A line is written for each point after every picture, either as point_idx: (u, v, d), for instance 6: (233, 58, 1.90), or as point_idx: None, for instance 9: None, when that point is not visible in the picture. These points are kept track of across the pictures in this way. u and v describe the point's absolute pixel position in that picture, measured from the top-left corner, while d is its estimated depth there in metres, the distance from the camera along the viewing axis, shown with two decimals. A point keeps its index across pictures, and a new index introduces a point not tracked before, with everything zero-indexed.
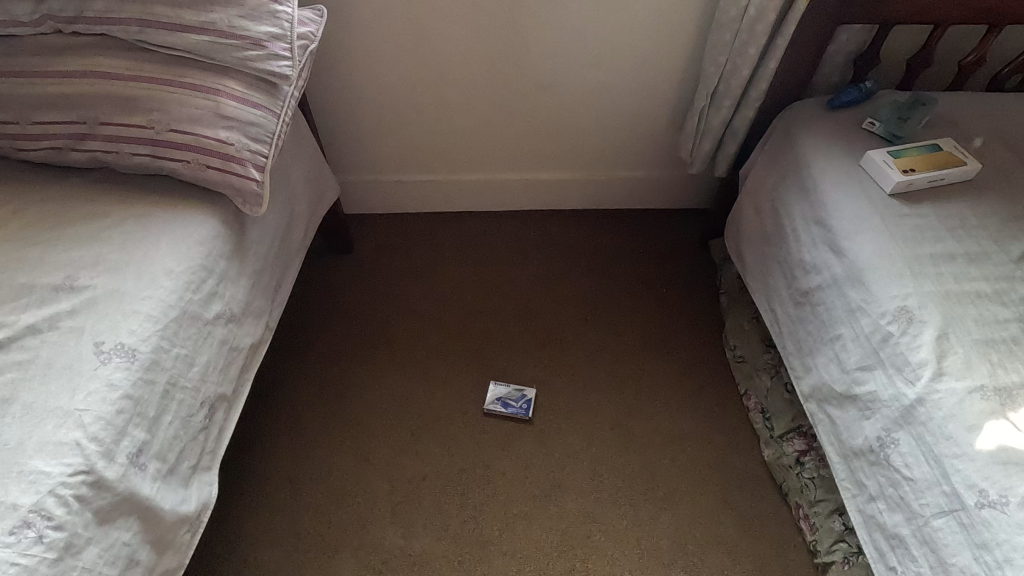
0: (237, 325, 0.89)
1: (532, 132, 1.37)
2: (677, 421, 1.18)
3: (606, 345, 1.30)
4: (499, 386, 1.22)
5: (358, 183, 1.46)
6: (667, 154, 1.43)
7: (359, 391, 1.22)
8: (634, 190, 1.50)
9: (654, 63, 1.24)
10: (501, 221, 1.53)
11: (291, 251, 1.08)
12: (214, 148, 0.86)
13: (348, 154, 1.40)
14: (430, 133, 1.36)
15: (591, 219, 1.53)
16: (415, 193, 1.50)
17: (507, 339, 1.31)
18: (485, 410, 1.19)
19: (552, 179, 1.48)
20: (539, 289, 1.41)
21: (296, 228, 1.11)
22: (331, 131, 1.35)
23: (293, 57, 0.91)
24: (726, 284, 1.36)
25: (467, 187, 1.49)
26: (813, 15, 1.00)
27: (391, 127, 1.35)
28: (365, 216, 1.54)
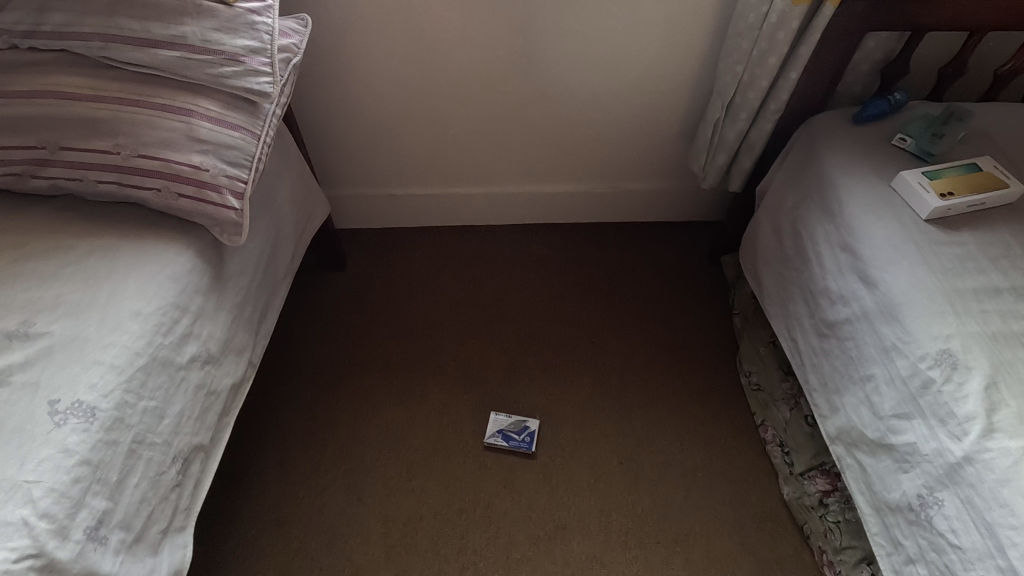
0: (214, 366, 0.82)
1: (534, 143, 1.30)
2: (690, 454, 1.11)
3: (613, 370, 1.23)
4: (500, 417, 1.15)
5: (351, 197, 1.38)
6: (677, 166, 1.35)
7: (352, 422, 1.15)
8: (641, 203, 1.43)
9: (664, 71, 1.16)
10: (501, 236, 1.46)
11: (276, 278, 1.01)
12: (187, 174, 0.78)
13: (340, 168, 1.32)
14: (427, 145, 1.29)
15: (596, 234, 1.46)
16: (411, 207, 1.42)
17: (509, 364, 1.24)
18: (485, 443, 1.12)
19: (555, 192, 1.40)
20: (542, 309, 1.33)
21: (283, 252, 1.03)
22: (320, 144, 1.27)
23: (273, 72, 0.83)
24: (739, 305, 1.28)
25: (465, 201, 1.41)
26: (840, 22, 0.92)
27: (384, 139, 1.27)
28: (358, 230, 1.46)
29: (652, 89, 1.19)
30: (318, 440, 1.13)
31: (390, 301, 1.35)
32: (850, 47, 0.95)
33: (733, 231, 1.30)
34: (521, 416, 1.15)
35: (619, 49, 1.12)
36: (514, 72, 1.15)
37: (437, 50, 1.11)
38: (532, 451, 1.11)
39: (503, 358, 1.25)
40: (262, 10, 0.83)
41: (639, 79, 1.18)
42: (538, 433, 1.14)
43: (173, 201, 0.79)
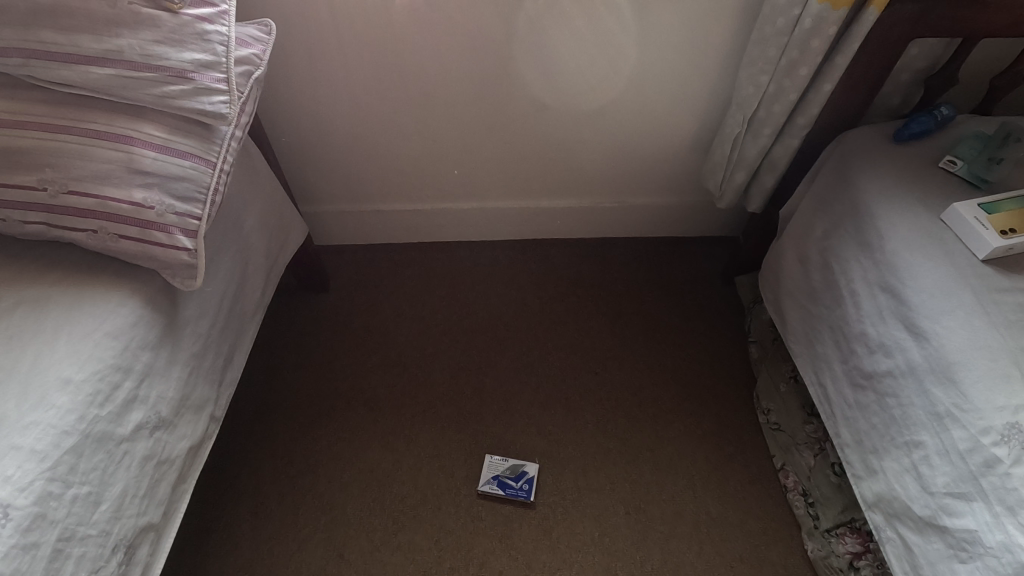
0: (167, 431, 0.71)
1: (532, 157, 1.18)
2: (703, 503, 1.02)
3: (618, 405, 1.13)
4: (496, 460, 1.05)
5: (333, 213, 1.27)
6: (689, 179, 1.24)
7: (335, 466, 1.06)
8: (648, 217, 1.32)
9: (677, 80, 1.04)
10: (496, 253, 1.35)
11: (244, 315, 0.90)
12: (127, 213, 0.68)
13: (320, 182, 1.21)
14: (414, 159, 1.17)
15: (598, 250, 1.35)
16: (398, 223, 1.31)
17: (505, 398, 1.14)
18: (480, 491, 1.02)
19: (555, 207, 1.29)
20: (542, 335, 1.23)
21: (252, 285, 0.93)
22: (297, 157, 1.16)
23: (230, 90, 0.72)
24: (756, 333, 1.18)
25: (457, 216, 1.30)
26: (883, 28, 0.81)
27: (366, 152, 1.15)
28: (342, 247, 1.35)
29: (663, 99, 1.07)
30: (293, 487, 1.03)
31: (376, 327, 1.24)
32: (892, 56, 0.84)
33: (748, 251, 1.19)
34: (519, 460, 1.06)
35: (626, 56, 1.00)
36: (508, 81, 1.03)
37: (423, 57, 0.99)
38: (531, 500, 1.01)
39: (499, 392, 1.15)
40: (215, 16, 0.71)
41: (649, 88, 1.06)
42: (537, 479, 1.04)
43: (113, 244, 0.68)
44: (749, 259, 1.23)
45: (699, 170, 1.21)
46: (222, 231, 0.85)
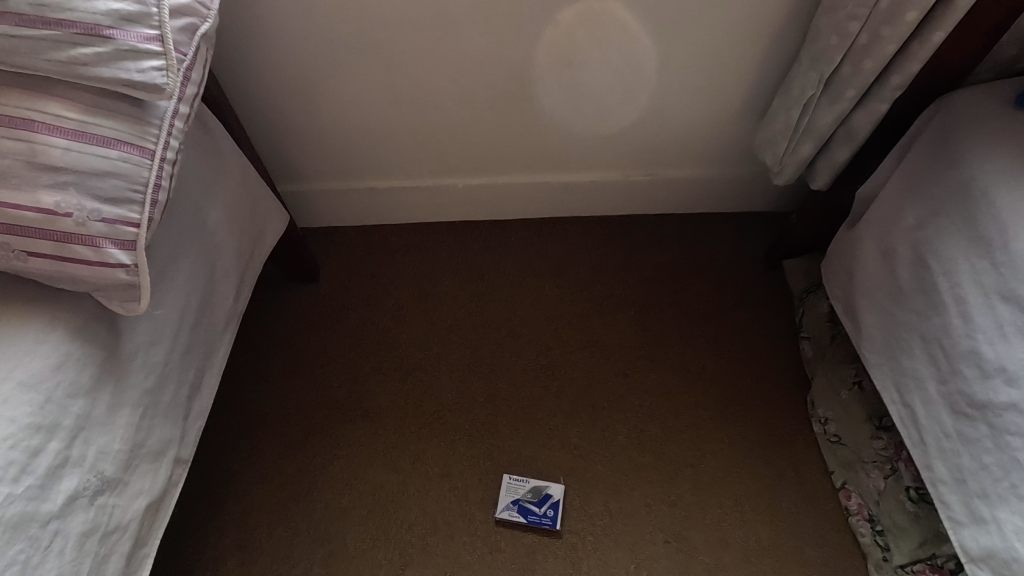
0: (115, 495, 0.57)
1: (550, 126, 1.00)
2: (751, 528, 0.90)
3: (652, 414, 0.99)
4: (516, 482, 0.93)
5: (321, 192, 1.10)
6: (734, 148, 1.06)
7: (333, 490, 0.93)
8: (680, 192, 1.15)
9: (731, 29, 0.85)
10: (506, 235, 1.19)
11: (214, 331, 0.75)
12: (36, 223, 0.51)
13: (303, 157, 1.04)
14: (412, 129, 0.99)
15: (621, 230, 1.19)
16: (397, 202, 1.14)
17: (523, 407, 1.00)
18: (497, 517, 0.90)
19: (577, 182, 1.12)
20: (563, 331, 1.08)
21: (220, 291, 0.76)
22: (274, 129, 0.98)
23: (167, 51, 0.53)
24: (809, 327, 1.03)
25: (464, 194, 1.13)
26: None
27: (351, 122, 0.97)
28: (333, 229, 1.19)
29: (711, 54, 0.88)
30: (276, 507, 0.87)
31: (373, 323, 1.09)
32: None
33: (802, 232, 1.03)
34: (541, 480, 0.93)
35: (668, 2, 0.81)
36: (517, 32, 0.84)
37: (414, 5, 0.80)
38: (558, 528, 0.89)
39: (516, 400, 1.01)
40: None
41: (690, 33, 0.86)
42: (563, 503, 0.92)
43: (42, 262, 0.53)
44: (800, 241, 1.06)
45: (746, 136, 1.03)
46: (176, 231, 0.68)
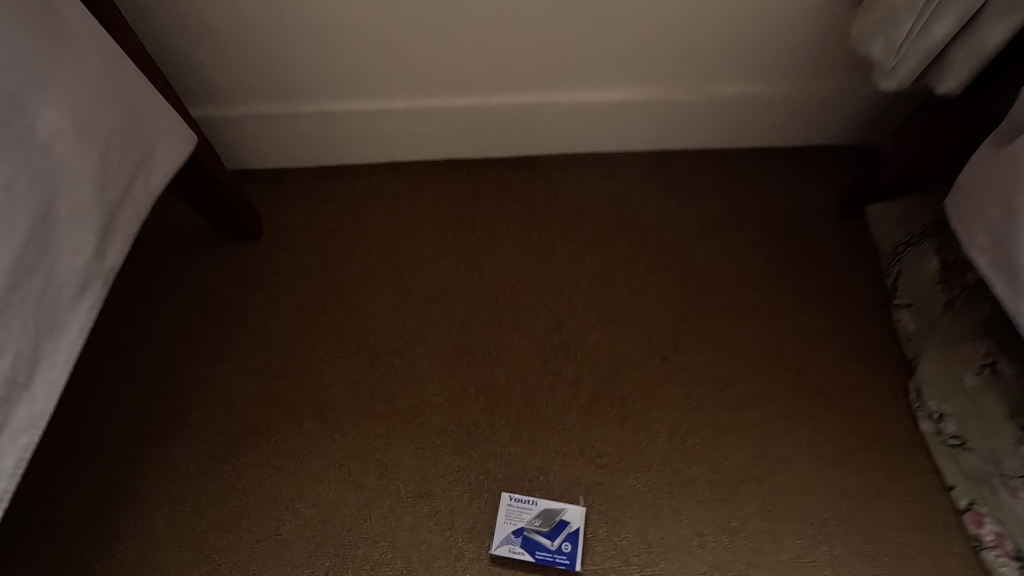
0: None
1: (559, 25, 0.74)
2: (840, 564, 0.66)
3: (701, 408, 0.74)
4: (519, 504, 0.69)
5: (263, 123, 0.85)
6: (808, 55, 0.79)
7: (275, 514, 0.70)
8: (724, 121, 0.89)
9: None
10: (503, 180, 0.93)
11: (48, 299, 0.49)
12: None
13: (233, 72, 0.78)
14: (371, 27, 0.72)
15: (646, 172, 0.93)
16: (363, 137, 0.89)
17: (527, 400, 0.75)
18: (493, 553, 0.67)
19: (596, 107, 0.86)
20: (577, 302, 0.83)
21: (65, 239, 0.51)
22: (187, 29, 0.72)
23: None
24: (907, 293, 0.78)
25: (450, 125, 0.87)
26: None
27: (277, 13, 0.70)
28: (286, 175, 0.94)
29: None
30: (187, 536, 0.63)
31: (330, 293, 0.85)
32: None
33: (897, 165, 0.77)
34: (553, 501, 0.69)
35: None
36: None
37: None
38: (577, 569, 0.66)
39: (517, 391, 0.76)
40: None
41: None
42: (584, 532, 0.68)
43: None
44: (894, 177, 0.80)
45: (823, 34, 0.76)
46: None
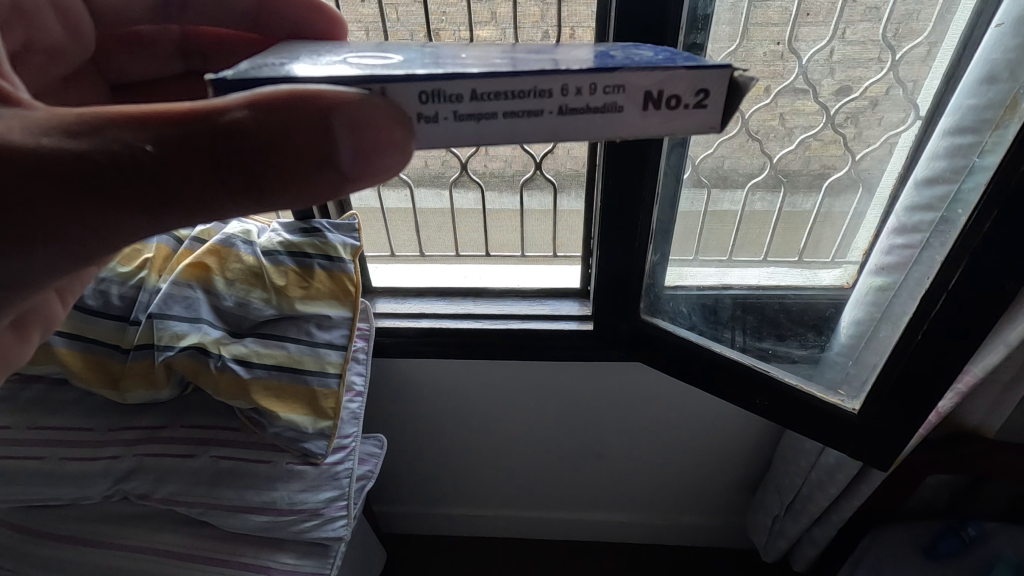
0: (252, 526, 0.89)
1: (628, 431, 1.37)
2: None
3: (594, 551, 1.65)
4: (496, 71, 0.34)
5: (431, 451, 1.46)
6: (733, 486, 1.48)
7: (278, 553, 0.90)
8: (706, 461, 1.42)
9: (741, 248, 1.07)
10: (576, 511, 1.59)
11: (224, 498, 0.88)
12: (245, 503, 0.89)
13: (422, 457, 1.48)
14: (508, 462, 1.47)
15: (666, 507, 1.56)
16: (466, 486, 1.54)
17: (482, 553, 1.65)
18: (414, 88, 0.35)
19: (658, 476, 1.47)
20: (587, 526, 1.62)
21: (277, 489, 0.90)
22: (436, 428, 1.39)
23: (305, 464, 0.92)
24: None
25: (534, 480, 1.51)
26: (871, 423, 0.86)
27: (396, 395, 1.33)
28: (380, 413, 1.37)
29: (819, 384, 0.97)
30: (247, 472, 0.90)
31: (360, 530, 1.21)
32: (882, 552, 1.20)
33: None
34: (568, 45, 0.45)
35: (921, 115, 0.83)
36: (929, 64, 0.80)
37: (932, 39, 0.78)
38: (712, 110, 0.37)
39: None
40: (344, 456, 0.96)
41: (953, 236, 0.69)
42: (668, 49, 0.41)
43: (236, 390, 0.88)
44: (864, 553, 1.22)
45: (877, 362, 0.86)
46: (312, 445, 0.91)
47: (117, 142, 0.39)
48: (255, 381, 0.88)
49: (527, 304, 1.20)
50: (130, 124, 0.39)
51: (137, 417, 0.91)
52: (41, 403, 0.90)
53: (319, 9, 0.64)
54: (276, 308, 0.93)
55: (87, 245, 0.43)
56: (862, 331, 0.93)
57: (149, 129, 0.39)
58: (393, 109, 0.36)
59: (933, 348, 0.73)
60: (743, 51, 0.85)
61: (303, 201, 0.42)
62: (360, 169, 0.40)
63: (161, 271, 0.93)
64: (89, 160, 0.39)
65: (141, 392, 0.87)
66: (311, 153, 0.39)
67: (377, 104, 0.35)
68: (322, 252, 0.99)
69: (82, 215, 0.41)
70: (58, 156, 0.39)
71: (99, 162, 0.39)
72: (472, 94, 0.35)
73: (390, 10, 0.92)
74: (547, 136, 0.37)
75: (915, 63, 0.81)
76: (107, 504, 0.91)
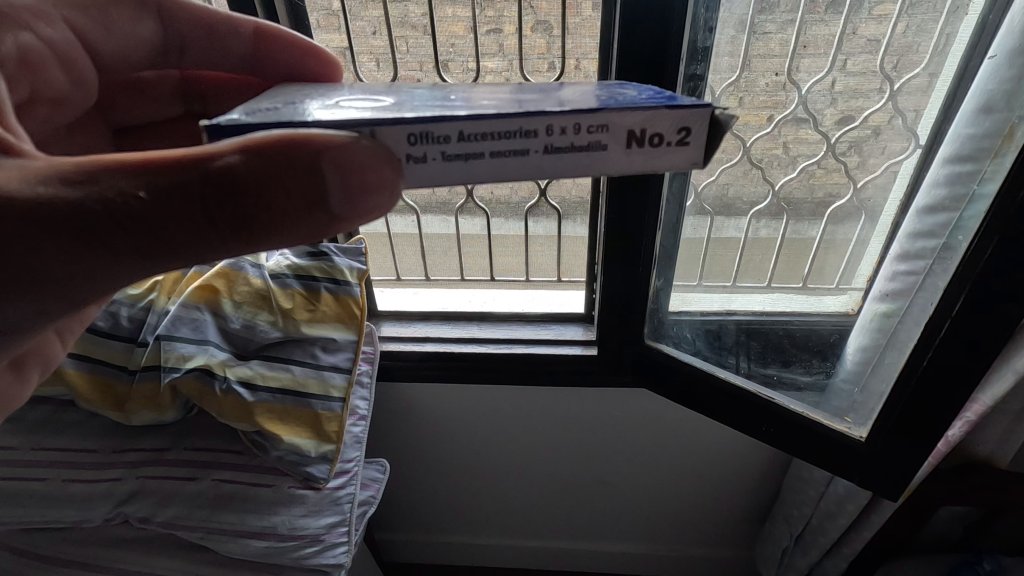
0: (251, 552, 0.88)
1: (633, 458, 1.35)
2: None
3: None
4: (482, 114, 0.36)
5: (435, 478, 1.44)
6: (742, 517, 1.45)
7: None
8: (714, 490, 1.40)
9: (744, 275, 1.07)
10: (582, 541, 1.56)
11: (223, 523, 0.87)
12: (245, 528, 0.88)
13: (426, 484, 1.47)
14: (512, 489, 1.45)
15: (673, 538, 1.53)
16: (470, 513, 1.53)
17: None
18: (403, 131, 0.37)
19: (665, 506, 1.45)
20: (594, 556, 1.59)
21: (278, 513, 0.89)
22: (440, 454, 1.39)
23: (307, 488, 0.92)
24: None
25: (539, 507, 1.49)
26: (877, 453, 0.84)
27: (400, 420, 1.33)
28: (384, 437, 1.37)
29: (824, 411, 0.96)
30: (246, 496, 0.89)
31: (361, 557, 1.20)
32: None
33: None
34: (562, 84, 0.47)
35: (921, 143, 0.83)
36: (927, 93, 0.81)
37: (931, 69, 0.79)
38: (695, 147, 0.38)
39: None
40: (346, 481, 0.96)
41: (955, 263, 0.69)
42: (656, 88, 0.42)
43: (241, 412, 0.88)
44: None
45: (884, 389, 0.85)
46: (314, 468, 0.91)
47: (112, 189, 0.40)
48: (259, 404, 0.88)
49: (531, 329, 1.20)
50: (122, 172, 0.40)
51: (141, 440, 0.92)
52: (47, 425, 0.91)
53: (316, 52, 0.68)
54: (282, 331, 0.94)
55: (84, 287, 0.45)
56: (868, 359, 0.93)
57: (141, 176, 0.40)
58: (386, 152, 0.37)
59: (941, 376, 0.72)
60: (745, 81, 0.86)
61: (296, 238, 0.43)
62: (351, 208, 0.41)
63: (171, 293, 0.95)
64: (82, 209, 0.40)
65: (146, 413, 0.88)
66: (301, 195, 0.40)
67: (366, 146, 0.37)
68: (328, 276, 1.00)
69: (77, 260, 0.42)
70: (53, 205, 0.40)
71: (91, 210, 0.40)
72: (459, 134, 0.36)
73: (400, 43, 0.95)
74: (533, 174, 0.38)
75: (916, 93, 0.82)
76: (108, 527, 0.91)
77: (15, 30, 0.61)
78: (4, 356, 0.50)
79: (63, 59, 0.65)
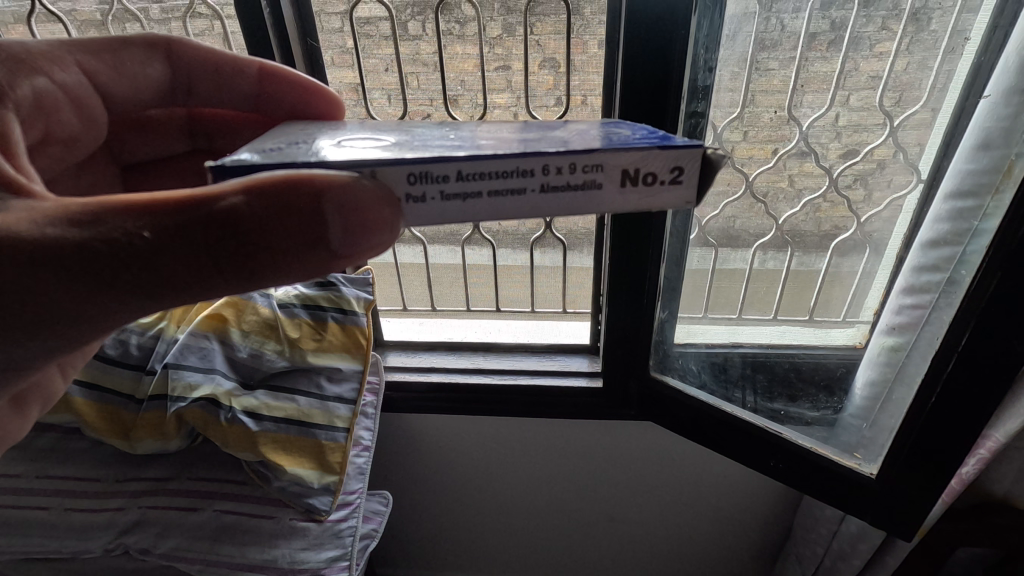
0: None
1: (640, 494, 1.32)
2: None
3: None
4: (480, 155, 0.37)
5: (439, 512, 1.42)
6: (753, 556, 1.41)
7: None
8: (724, 529, 1.36)
9: (750, 307, 1.07)
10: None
11: (223, 555, 0.86)
12: (244, 562, 0.86)
13: (429, 518, 1.44)
14: (517, 525, 1.42)
15: None
16: (473, 550, 1.49)
17: None
18: (403, 171, 0.38)
19: (674, 544, 1.41)
20: None
21: (278, 546, 0.88)
22: (443, 487, 1.37)
23: (308, 521, 0.91)
24: None
25: (544, 544, 1.46)
26: (888, 490, 0.83)
27: (403, 452, 1.32)
28: (387, 469, 1.36)
29: (833, 445, 0.94)
30: (247, 528, 0.89)
31: None
32: None
33: None
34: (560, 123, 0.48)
35: (922, 178, 0.85)
36: (927, 128, 0.82)
37: (931, 104, 0.80)
38: (689, 185, 0.39)
39: None
40: (348, 513, 0.95)
41: (959, 297, 0.69)
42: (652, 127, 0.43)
43: (244, 442, 0.88)
44: None
45: (893, 424, 0.84)
46: (316, 500, 0.90)
47: (120, 229, 0.41)
48: (262, 434, 0.88)
49: (537, 360, 1.20)
50: (130, 213, 0.42)
51: (145, 468, 0.92)
52: (52, 453, 0.91)
53: (319, 90, 0.70)
54: (288, 360, 0.95)
55: (89, 325, 0.46)
56: (876, 393, 0.92)
57: (148, 217, 0.42)
58: (387, 192, 0.39)
59: (948, 410, 0.71)
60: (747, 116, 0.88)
61: (297, 275, 0.44)
62: (352, 245, 0.42)
63: (179, 323, 0.96)
64: (90, 248, 0.42)
65: (151, 442, 0.88)
66: (303, 234, 0.41)
67: (367, 186, 0.38)
68: (334, 305, 1.02)
69: (83, 299, 0.43)
70: (60, 246, 0.41)
71: (98, 250, 0.41)
72: (458, 175, 0.38)
73: (410, 79, 0.98)
74: (531, 212, 0.39)
75: (917, 128, 0.83)
76: (107, 559, 0.90)
77: (32, 77, 0.64)
78: (9, 391, 0.51)
79: (76, 101, 0.69)
